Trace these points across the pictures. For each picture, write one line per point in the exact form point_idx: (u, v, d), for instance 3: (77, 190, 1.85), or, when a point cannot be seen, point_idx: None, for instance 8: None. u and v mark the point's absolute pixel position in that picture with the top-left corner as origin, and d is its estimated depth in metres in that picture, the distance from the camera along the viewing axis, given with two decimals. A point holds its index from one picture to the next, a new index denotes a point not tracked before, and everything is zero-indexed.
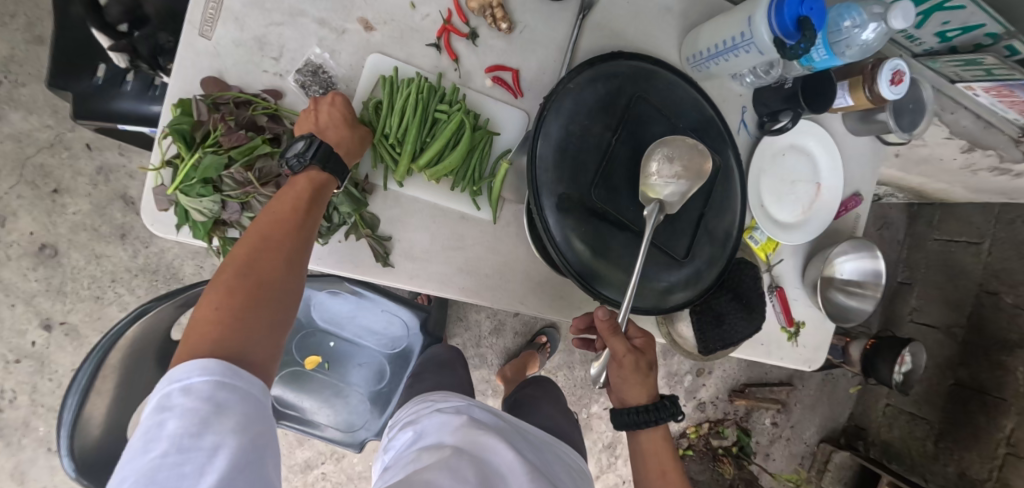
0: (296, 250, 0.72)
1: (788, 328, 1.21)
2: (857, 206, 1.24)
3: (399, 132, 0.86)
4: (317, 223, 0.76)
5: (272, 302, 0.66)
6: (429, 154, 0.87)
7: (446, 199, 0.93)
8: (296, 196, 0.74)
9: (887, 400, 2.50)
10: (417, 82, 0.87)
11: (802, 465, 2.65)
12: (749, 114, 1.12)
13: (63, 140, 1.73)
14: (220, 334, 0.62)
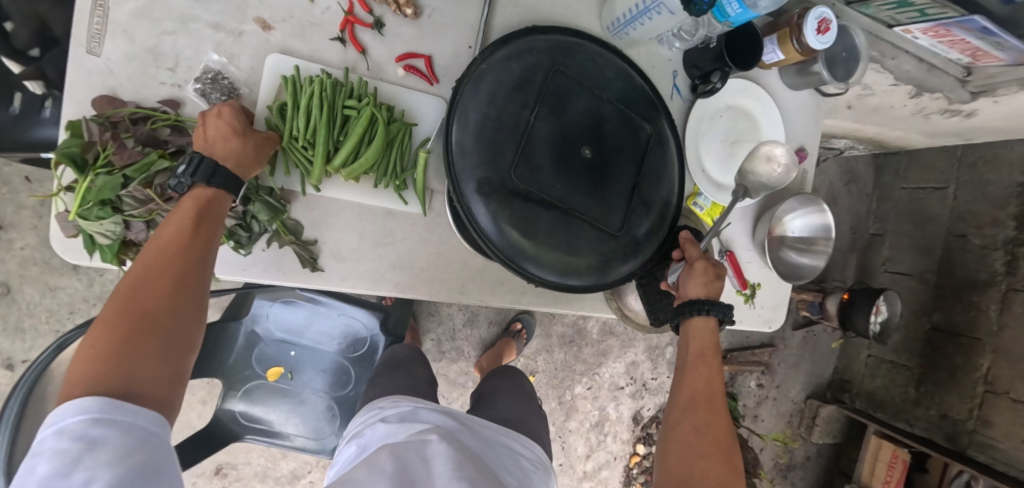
0: (182, 274, 0.72)
1: (743, 291, 1.20)
2: (803, 162, 1.23)
3: (308, 134, 0.84)
4: (208, 241, 0.76)
5: (159, 331, 0.67)
6: (345, 153, 0.85)
7: (371, 198, 0.91)
8: (178, 218, 0.74)
9: (869, 352, 2.52)
10: (320, 81, 0.84)
11: (791, 423, 2.68)
12: (681, 78, 1.10)
13: (1, 175, 1.66)
14: (101, 370, 0.63)
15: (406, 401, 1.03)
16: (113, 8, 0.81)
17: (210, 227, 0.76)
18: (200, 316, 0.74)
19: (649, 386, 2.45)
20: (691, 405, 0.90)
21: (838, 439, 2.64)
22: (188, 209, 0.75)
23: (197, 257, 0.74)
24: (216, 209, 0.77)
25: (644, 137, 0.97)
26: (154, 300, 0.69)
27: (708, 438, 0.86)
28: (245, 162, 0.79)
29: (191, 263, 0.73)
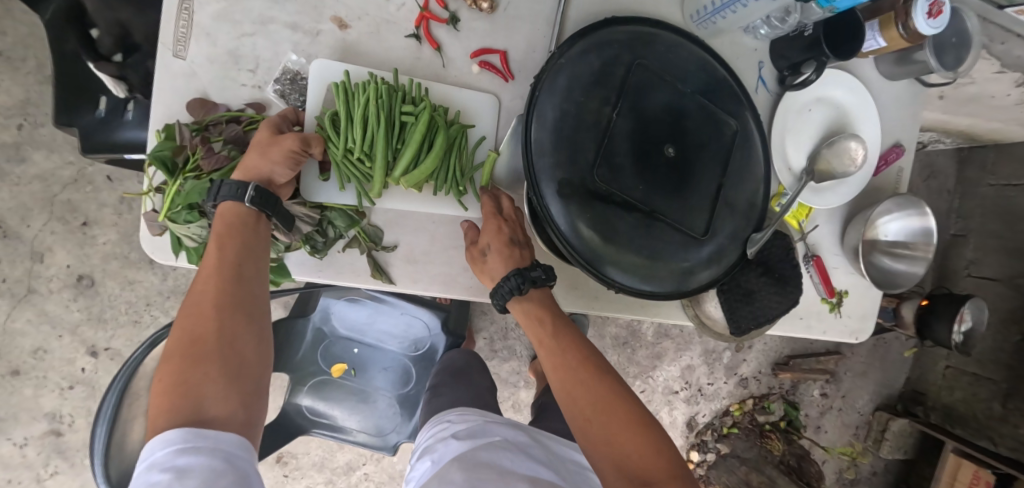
0: (224, 297, 0.75)
1: (829, 299, 1.12)
2: (900, 159, 1.12)
3: (366, 144, 0.82)
4: (248, 259, 0.78)
5: (211, 356, 0.72)
6: (405, 164, 0.84)
7: (440, 205, 0.90)
8: (213, 246, 0.77)
9: (947, 362, 2.34)
10: (375, 88, 0.81)
11: (857, 436, 2.53)
12: (767, 69, 1.03)
13: (86, 175, 1.76)
14: (171, 403, 0.68)
15: (478, 415, 1.07)
16: (197, 11, 0.83)
17: (244, 246, 0.78)
18: (253, 330, 0.77)
19: (705, 391, 2.36)
20: (574, 401, 0.78)
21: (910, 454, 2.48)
22: (219, 235, 0.77)
23: (235, 277, 0.77)
24: (244, 226, 0.78)
25: (729, 132, 0.91)
26: (201, 328, 0.73)
27: (612, 424, 0.75)
28: (249, 165, 0.77)
29: (231, 284, 0.76)
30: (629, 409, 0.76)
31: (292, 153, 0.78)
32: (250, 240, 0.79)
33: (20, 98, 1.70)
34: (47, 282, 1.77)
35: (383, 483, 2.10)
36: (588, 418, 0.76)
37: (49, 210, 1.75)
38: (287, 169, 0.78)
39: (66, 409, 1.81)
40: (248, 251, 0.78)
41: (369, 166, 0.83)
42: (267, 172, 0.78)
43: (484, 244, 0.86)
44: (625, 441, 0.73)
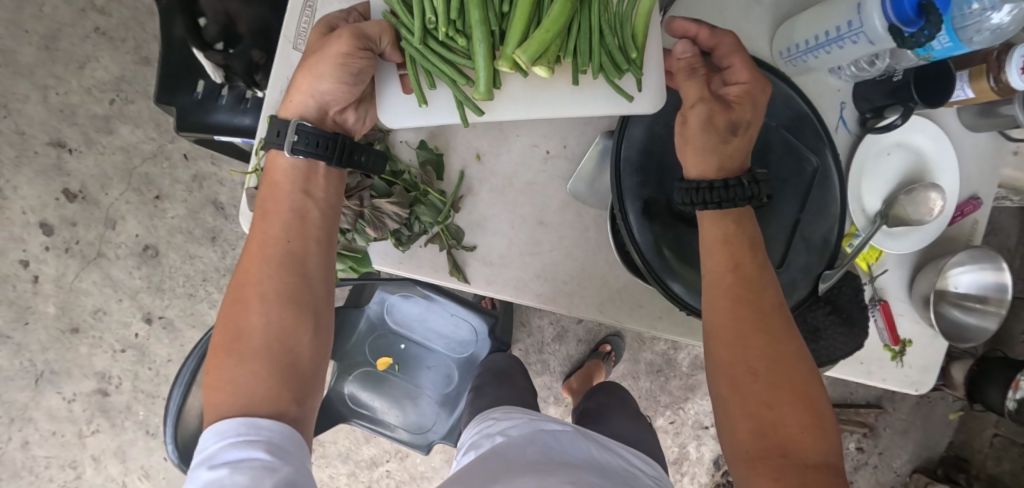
0: (268, 282, 0.78)
1: (893, 346, 1.10)
2: (976, 211, 1.11)
3: (456, 14, 0.74)
4: (294, 241, 0.80)
5: (256, 344, 0.76)
6: (519, 27, 0.74)
7: (593, 105, 0.82)
8: (261, 228, 0.81)
9: (996, 430, 2.24)
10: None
11: None
12: (848, 110, 1.03)
13: (164, 151, 1.87)
14: (223, 390, 0.74)
15: (523, 416, 1.09)
16: (319, 11, 0.90)
17: (301, 226, 0.81)
18: (299, 312, 0.79)
19: None
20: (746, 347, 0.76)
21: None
22: (277, 213, 0.81)
23: (290, 256, 0.80)
24: (300, 205, 0.81)
25: (811, 169, 0.92)
26: (252, 311, 0.77)
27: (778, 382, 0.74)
28: (303, 105, 0.80)
29: (276, 266, 0.79)
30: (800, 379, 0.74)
31: (338, 60, 0.76)
32: (305, 220, 0.81)
33: (116, 75, 1.82)
34: (117, 248, 1.87)
35: (403, 482, 2.11)
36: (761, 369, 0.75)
37: (127, 181, 1.86)
38: (332, 76, 0.77)
39: (116, 371, 1.90)
40: (303, 231, 0.81)
41: (463, 43, 0.76)
42: (319, 88, 0.79)
43: (737, 119, 0.80)
44: (787, 407, 0.72)
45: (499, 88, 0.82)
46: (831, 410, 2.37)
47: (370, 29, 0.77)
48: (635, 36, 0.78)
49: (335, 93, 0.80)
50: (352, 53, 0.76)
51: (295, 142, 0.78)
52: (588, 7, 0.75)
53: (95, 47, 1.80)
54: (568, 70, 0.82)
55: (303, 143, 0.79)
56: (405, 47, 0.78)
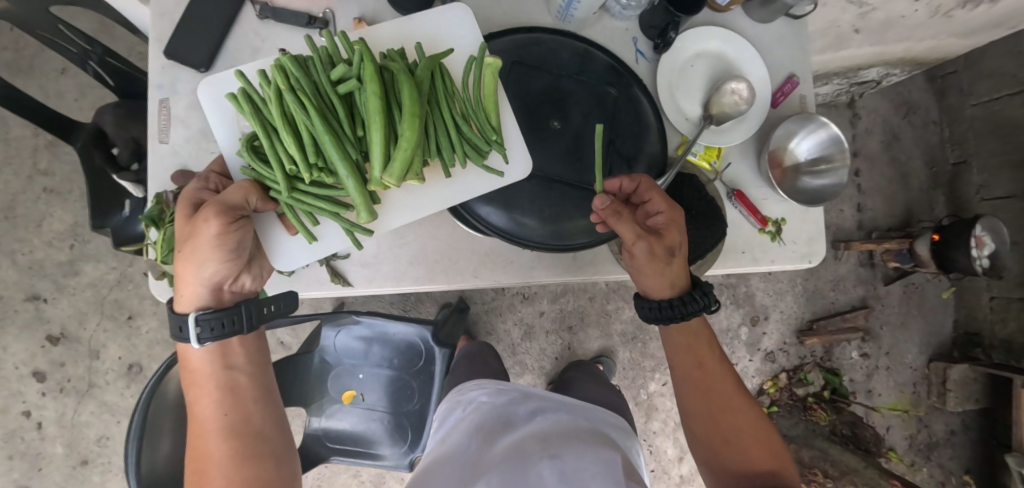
0: (221, 447, 0.98)
1: (766, 228, 1.18)
2: (797, 87, 1.21)
3: (319, 157, 0.94)
4: (231, 415, 1.01)
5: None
6: (378, 152, 0.94)
7: (471, 190, 1.01)
8: (202, 410, 1.00)
9: (991, 294, 2.47)
10: (275, 86, 0.91)
11: (918, 391, 2.57)
12: (642, 43, 1.16)
13: (127, 275, 2.03)
14: None
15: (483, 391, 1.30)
16: (174, 107, 1.11)
17: (237, 398, 1.02)
18: (250, 462, 0.99)
19: None
20: (687, 396, 1.17)
21: (957, 389, 2.49)
22: (208, 395, 1.00)
23: (232, 426, 1.00)
24: (231, 385, 1.02)
25: (612, 101, 1.06)
26: (212, 479, 0.96)
27: (727, 413, 1.14)
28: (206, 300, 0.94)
29: (224, 435, 0.99)
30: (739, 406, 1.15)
31: (214, 240, 0.89)
32: (238, 391, 1.02)
33: (70, 223, 2.01)
34: (105, 375, 2.01)
35: None
36: (708, 408, 1.15)
37: (100, 310, 2.02)
38: (215, 257, 0.90)
39: None
40: (237, 401, 1.02)
41: (330, 177, 0.95)
42: (206, 271, 0.91)
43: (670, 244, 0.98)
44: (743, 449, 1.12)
45: (380, 204, 0.99)
46: (819, 326, 2.40)
47: (234, 198, 0.90)
48: (489, 114, 0.99)
49: (219, 272, 0.93)
50: (223, 232, 0.89)
51: (198, 328, 0.92)
52: (440, 106, 0.98)
53: (47, 204, 2.00)
54: (438, 166, 1.01)
55: (205, 331, 0.92)
56: (278, 197, 0.95)
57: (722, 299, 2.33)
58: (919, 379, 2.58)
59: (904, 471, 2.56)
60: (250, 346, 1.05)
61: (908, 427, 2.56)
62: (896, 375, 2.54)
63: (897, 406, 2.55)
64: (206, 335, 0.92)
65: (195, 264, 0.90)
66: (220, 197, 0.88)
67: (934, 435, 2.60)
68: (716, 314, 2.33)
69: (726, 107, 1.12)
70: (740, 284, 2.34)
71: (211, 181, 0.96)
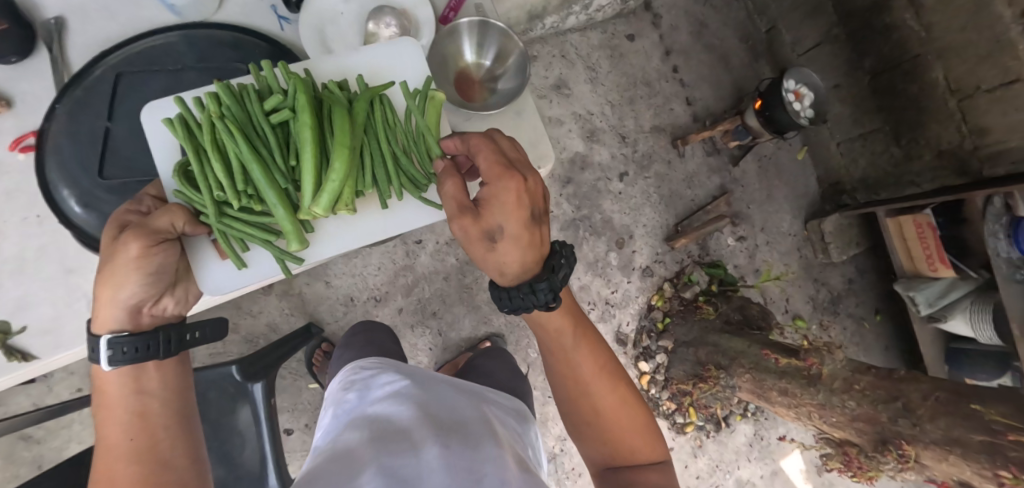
0: (132, 461, 0.98)
1: None
2: (461, 5, 1.29)
3: (251, 187, 1.06)
4: (146, 436, 1.02)
5: None
6: (309, 179, 1.07)
7: (396, 220, 1.19)
8: (116, 424, 1.01)
9: (836, 141, 2.53)
10: (207, 113, 1.02)
11: (805, 254, 2.59)
12: (280, 8, 1.23)
13: None
14: None
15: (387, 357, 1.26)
16: None
17: (146, 422, 1.02)
18: (161, 477, 0.99)
19: (613, 301, 2.30)
20: (569, 387, 1.24)
21: (836, 239, 2.54)
22: (121, 410, 1.02)
23: (144, 448, 1.00)
24: (139, 408, 1.03)
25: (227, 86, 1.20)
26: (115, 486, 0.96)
27: (603, 403, 1.22)
28: (111, 319, 1.01)
29: (138, 451, 1.00)
30: (616, 385, 1.24)
31: (131, 260, 0.97)
32: (148, 412, 1.03)
33: None
34: None
35: None
36: (585, 396, 1.22)
37: None
38: (131, 285, 0.99)
39: None
40: (146, 423, 1.02)
41: (260, 205, 1.07)
42: (124, 293, 1.00)
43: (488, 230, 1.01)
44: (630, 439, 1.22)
45: (309, 232, 1.15)
46: (684, 226, 2.40)
47: (161, 222, 0.99)
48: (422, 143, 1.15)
49: (136, 295, 1.01)
50: (144, 254, 0.98)
51: (111, 349, 0.99)
52: (375, 134, 1.13)
53: None
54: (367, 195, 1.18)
55: (117, 353, 1.00)
56: (208, 221, 1.05)
57: (581, 232, 2.29)
58: (801, 242, 2.61)
59: (816, 334, 2.58)
60: (167, 367, 1.08)
61: (806, 291, 2.59)
62: (778, 247, 2.56)
63: (789, 274, 2.57)
64: (118, 356, 1.00)
65: (114, 293, 0.99)
66: (144, 222, 0.97)
67: (834, 289, 2.62)
68: (579, 250, 2.29)
69: (397, 44, 1.15)
70: (594, 212, 2.31)
71: (144, 204, 1.04)
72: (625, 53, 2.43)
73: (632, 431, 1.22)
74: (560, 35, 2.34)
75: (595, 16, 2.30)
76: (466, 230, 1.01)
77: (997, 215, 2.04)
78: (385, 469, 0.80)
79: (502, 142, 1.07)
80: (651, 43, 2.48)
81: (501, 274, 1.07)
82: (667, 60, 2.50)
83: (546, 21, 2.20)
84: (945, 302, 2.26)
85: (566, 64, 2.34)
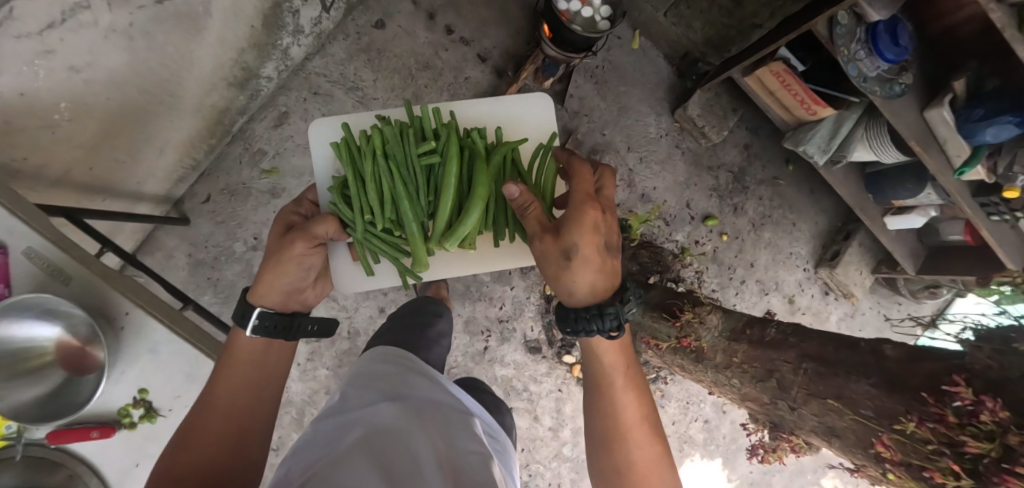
0: (233, 419, 1.12)
1: (123, 420, 1.17)
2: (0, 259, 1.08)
3: (393, 213, 1.49)
4: (261, 403, 1.17)
5: (224, 467, 1.05)
6: (445, 220, 1.50)
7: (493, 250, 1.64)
8: (240, 367, 1.18)
9: (663, 13, 2.12)
10: (374, 146, 1.47)
11: (686, 145, 2.28)
12: None
13: None
14: (183, 474, 1.00)
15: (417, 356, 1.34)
16: None
17: (253, 393, 1.17)
18: (253, 448, 1.11)
19: (506, 316, 2.06)
20: (617, 407, 1.29)
21: (708, 117, 2.21)
22: (239, 364, 1.19)
23: (250, 402, 1.16)
24: (258, 368, 1.21)
25: None
26: (211, 429, 1.08)
27: (648, 436, 1.28)
28: (274, 301, 1.23)
29: (235, 422, 1.12)
30: (652, 439, 1.28)
31: (302, 248, 1.21)
32: (256, 382, 1.19)
33: None
34: None
35: None
36: (624, 431, 1.27)
37: None
38: (299, 268, 1.23)
39: None
40: (256, 396, 1.18)
41: (396, 228, 1.51)
42: (286, 280, 1.22)
43: (567, 249, 1.21)
44: (647, 460, 1.26)
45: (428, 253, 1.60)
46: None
47: (320, 232, 1.25)
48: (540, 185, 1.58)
49: (294, 282, 1.24)
50: (305, 250, 1.22)
51: (254, 322, 1.18)
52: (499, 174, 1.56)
53: None
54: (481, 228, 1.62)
55: (262, 321, 1.19)
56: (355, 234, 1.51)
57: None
58: (676, 136, 2.28)
59: (735, 222, 2.30)
60: (283, 358, 1.26)
61: (705, 184, 2.29)
62: (655, 156, 2.24)
63: (679, 179, 2.26)
64: (259, 328, 1.19)
65: (279, 281, 1.22)
66: (307, 227, 1.21)
67: (733, 166, 2.32)
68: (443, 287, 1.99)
69: None
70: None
71: (303, 208, 1.41)
72: (383, 45, 2.03)
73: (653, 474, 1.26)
74: (299, 70, 1.95)
75: (320, 30, 1.90)
76: (546, 252, 1.26)
77: (848, 33, 1.71)
78: (387, 465, 0.76)
79: (605, 181, 1.38)
80: (405, 14, 2.06)
81: (566, 291, 1.27)
82: (433, 23, 2.08)
83: (263, 71, 1.81)
84: (839, 141, 1.96)
85: (324, 98, 1.97)
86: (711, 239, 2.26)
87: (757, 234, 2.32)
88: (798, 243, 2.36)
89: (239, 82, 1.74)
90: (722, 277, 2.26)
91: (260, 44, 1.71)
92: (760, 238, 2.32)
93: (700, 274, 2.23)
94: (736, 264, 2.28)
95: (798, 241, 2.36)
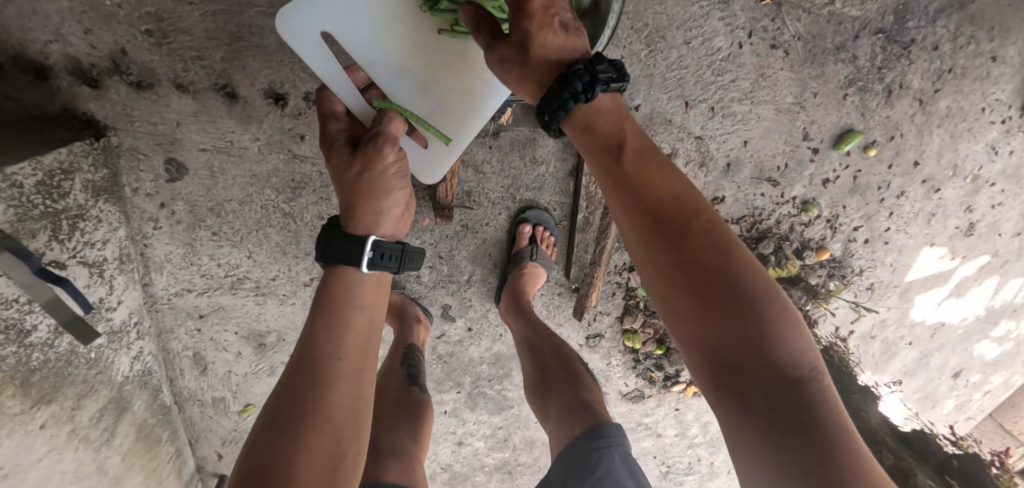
0: (344, 385, 0.69)
1: None
2: None
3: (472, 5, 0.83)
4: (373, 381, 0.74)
5: (327, 448, 0.64)
6: None
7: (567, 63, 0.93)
8: (351, 306, 0.75)
9: None
10: None
11: (791, 35, 1.15)
12: None
13: None
14: (270, 457, 0.61)
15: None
16: None
17: (362, 359, 0.73)
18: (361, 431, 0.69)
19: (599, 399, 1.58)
20: (645, 232, 0.65)
21: None
22: (348, 310, 0.74)
23: (359, 362, 0.73)
24: (369, 317, 0.77)
25: None
26: (317, 396, 0.66)
27: (726, 278, 0.60)
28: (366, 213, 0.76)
29: (351, 379, 0.70)
30: (726, 292, 0.59)
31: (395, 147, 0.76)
32: (368, 343, 0.75)
33: None
34: None
35: None
36: (653, 222, 0.65)
37: None
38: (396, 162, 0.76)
39: None
40: (364, 370, 0.73)
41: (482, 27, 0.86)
42: (390, 192, 0.77)
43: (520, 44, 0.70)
44: (699, 261, 0.61)
45: None
46: (588, 276, 1.33)
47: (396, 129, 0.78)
48: None
49: (395, 194, 0.78)
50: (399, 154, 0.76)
51: (373, 258, 0.75)
52: None
53: None
54: None
55: (379, 255, 0.76)
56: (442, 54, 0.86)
57: (494, 393, 1.51)
58: (766, 30, 1.15)
59: (891, 115, 1.21)
60: (377, 316, 0.78)
61: (835, 81, 1.19)
62: (732, 91, 1.20)
63: (783, 102, 1.21)
64: (379, 265, 0.76)
65: (378, 203, 0.77)
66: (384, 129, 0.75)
67: (886, 16, 1.12)
68: (514, 412, 1.54)
69: None
70: (475, 366, 1.46)
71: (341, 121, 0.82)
72: (213, 200, 1.20)
73: (772, 375, 0.57)
74: (154, 308, 1.27)
75: (116, 272, 1.15)
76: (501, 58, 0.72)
77: None
78: None
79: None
80: (192, 123, 1.12)
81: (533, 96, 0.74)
82: (246, 106, 1.12)
83: (122, 371, 1.20)
84: None
85: (216, 315, 1.31)
86: (847, 165, 1.27)
87: (927, 113, 1.21)
88: (1003, 84, 1.18)
89: (115, 417, 1.18)
90: (871, 206, 1.31)
91: (83, 387, 1.11)
92: (933, 117, 1.21)
93: (837, 220, 1.33)
94: (893, 177, 1.28)
95: (998, 83, 1.18)
